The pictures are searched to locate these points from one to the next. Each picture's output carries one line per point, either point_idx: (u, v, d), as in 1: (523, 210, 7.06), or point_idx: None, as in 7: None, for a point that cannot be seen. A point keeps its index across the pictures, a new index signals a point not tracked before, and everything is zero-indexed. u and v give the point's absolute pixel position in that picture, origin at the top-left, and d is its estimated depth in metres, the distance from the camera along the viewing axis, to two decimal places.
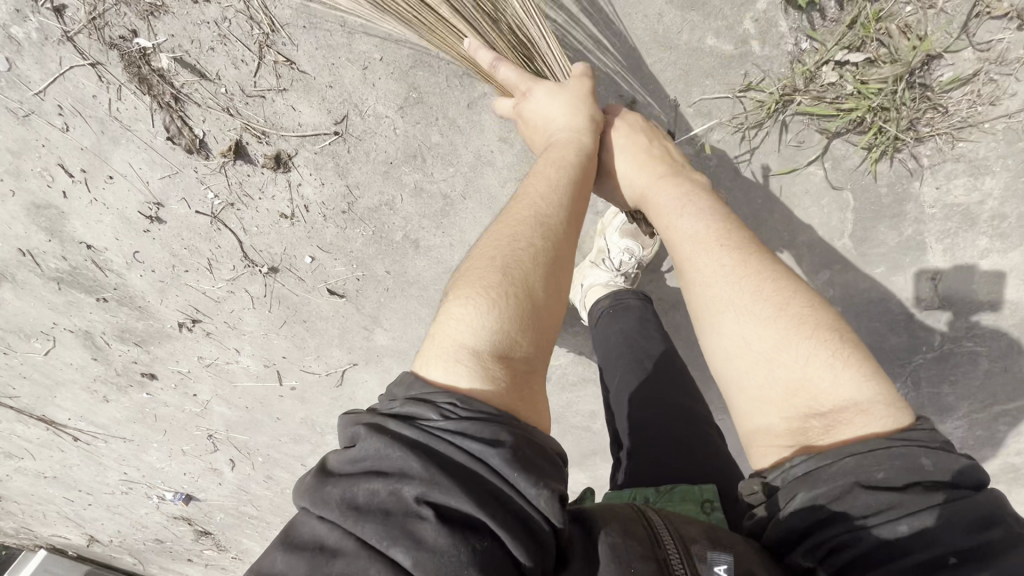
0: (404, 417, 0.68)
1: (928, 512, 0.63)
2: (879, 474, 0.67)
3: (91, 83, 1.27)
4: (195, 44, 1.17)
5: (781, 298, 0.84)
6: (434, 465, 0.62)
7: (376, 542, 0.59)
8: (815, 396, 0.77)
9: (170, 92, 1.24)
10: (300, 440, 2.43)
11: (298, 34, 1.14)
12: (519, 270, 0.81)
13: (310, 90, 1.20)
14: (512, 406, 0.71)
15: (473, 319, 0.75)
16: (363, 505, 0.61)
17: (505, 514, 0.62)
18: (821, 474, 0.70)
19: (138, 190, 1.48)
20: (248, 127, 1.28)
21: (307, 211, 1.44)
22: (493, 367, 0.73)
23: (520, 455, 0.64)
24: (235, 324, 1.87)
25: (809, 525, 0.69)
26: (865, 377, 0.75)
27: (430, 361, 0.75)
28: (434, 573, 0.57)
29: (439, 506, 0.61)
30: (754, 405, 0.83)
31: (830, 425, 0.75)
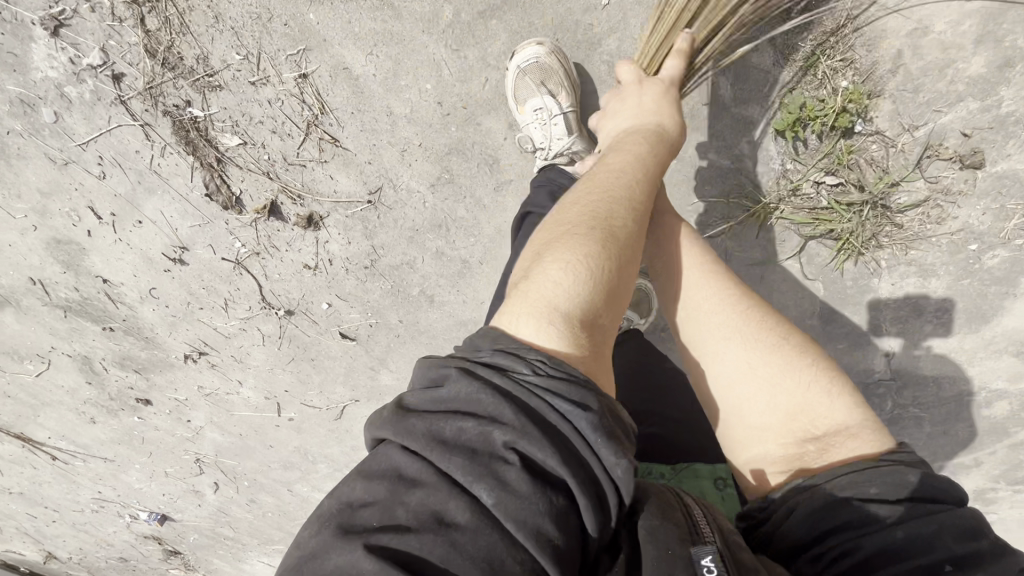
0: (492, 366, 0.70)
1: (920, 522, 0.66)
2: (871, 488, 0.71)
3: (136, 141, 1.34)
4: (246, 117, 1.26)
5: (782, 329, 0.91)
6: (526, 418, 0.64)
7: (461, 475, 0.61)
8: (813, 421, 0.83)
9: (214, 155, 1.33)
10: (290, 467, 2.47)
11: (344, 117, 1.24)
12: (618, 241, 0.82)
13: (348, 164, 1.31)
14: (586, 369, 0.73)
15: (569, 283, 0.76)
16: (450, 441, 0.64)
17: (583, 475, 0.64)
18: (819, 489, 0.75)
19: (165, 234, 1.55)
20: (286, 189, 1.37)
21: (330, 264, 1.54)
22: (580, 335, 0.75)
23: (604, 421, 0.66)
24: (241, 358, 1.93)
25: (811, 536, 0.72)
26: (857, 407, 0.83)
27: (509, 316, 0.77)
28: (513, 511, 0.60)
29: (523, 455, 0.63)
30: (752, 432, 0.88)
31: (822, 446, 0.81)
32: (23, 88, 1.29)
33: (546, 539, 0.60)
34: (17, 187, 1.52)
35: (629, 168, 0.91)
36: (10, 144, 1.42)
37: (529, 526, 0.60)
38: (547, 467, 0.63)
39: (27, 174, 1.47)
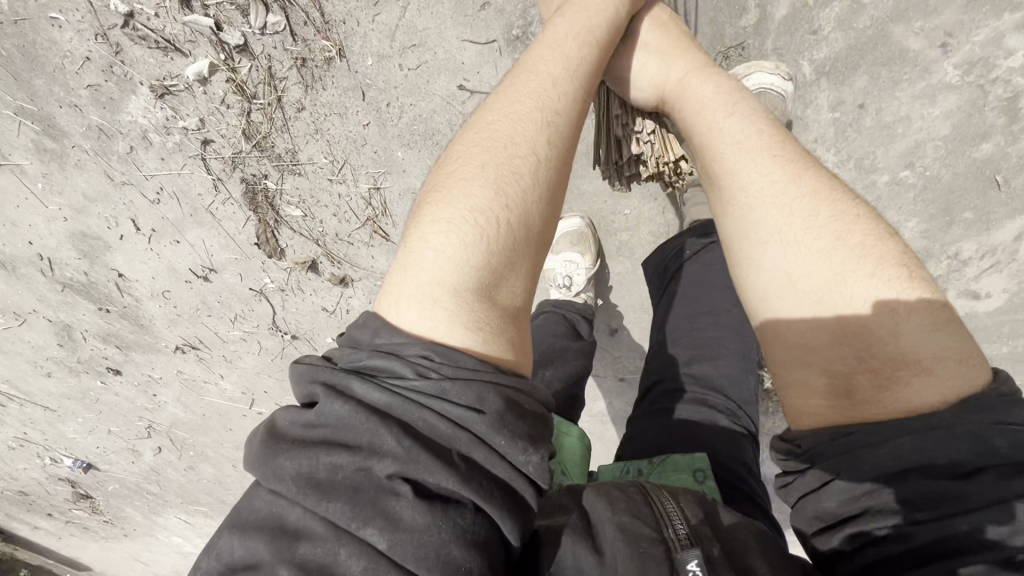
0: (370, 370, 0.64)
1: (999, 508, 0.58)
2: (940, 458, 0.61)
3: (202, 187, 1.51)
4: (312, 198, 1.46)
5: (835, 226, 0.76)
6: (409, 437, 0.59)
7: (345, 524, 0.57)
8: (876, 346, 0.69)
9: (273, 216, 1.52)
10: (243, 448, 2.65)
11: (398, 222, 1.47)
12: (513, 195, 0.76)
13: (391, 252, 1.56)
14: (485, 347, 0.68)
15: (449, 252, 0.71)
16: (322, 480, 0.58)
17: (490, 485, 0.60)
18: (870, 454, 0.65)
19: (198, 255, 1.71)
20: (329, 254, 1.61)
21: (347, 313, 1.77)
22: (475, 309, 0.69)
23: (508, 422, 0.61)
24: (232, 359, 2.10)
25: (847, 517, 0.65)
26: (934, 328, 0.68)
27: (396, 291, 0.72)
28: (410, 556, 0.56)
29: (414, 481, 0.59)
30: (791, 355, 0.76)
31: (894, 382, 0.67)
32: (106, 123, 1.41)
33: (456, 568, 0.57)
34: (58, 185, 1.60)
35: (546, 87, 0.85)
36: (69, 155, 1.52)
37: (433, 559, 0.56)
38: (443, 489, 0.59)
39: (77, 180, 1.58)
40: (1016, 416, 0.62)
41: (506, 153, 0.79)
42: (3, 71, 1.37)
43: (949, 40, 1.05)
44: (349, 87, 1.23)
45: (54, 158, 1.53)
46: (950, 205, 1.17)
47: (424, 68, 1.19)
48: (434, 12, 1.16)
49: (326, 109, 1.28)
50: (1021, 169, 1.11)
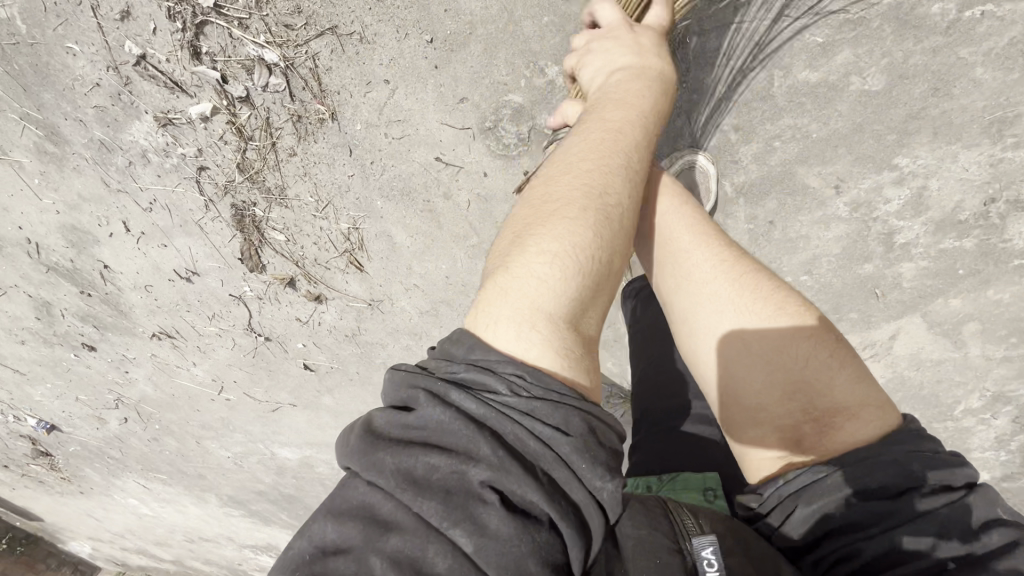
0: (465, 382, 0.70)
1: (925, 519, 0.76)
2: (872, 483, 0.81)
3: (194, 204, 1.63)
4: (296, 227, 1.60)
5: (777, 304, 1.00)
6: (503, 449, 0.65)
7: (437, 522, 0.61)
8: (812, 399, 0.93)
9: (258, 237, 1.66)
10: (208, 427, 2.79)
11: (372, 257, 1.63)
12: (617, 236, 0.86)
13: (364, 280, 1.72)
14: (575, 372, 0.75)
15: (556, 284, 0.77)
16: (420, 478, 0.63)
17: (567, 505, 0.65)
18: (821, 484, 0.85)
19: (183, 259, 1.84)
20: (307, 275, 1.76)
21: (319, 324, 1.94)
22: (568, 339, 0.76)
23: (589, 448, 0.67)
24: (205, 350, 2.24)
25: (814, 537, 0.83)
26: (856, 378, 0.92)
27: (493, 309, 0.77)
28: (493, 559, 0.60)
29: (502, 492, 0.63)
30: (751, 417, 0.99)
31: (828, 427, 0.90)
32: (109, 139, 1.52)
33: None
34: (55, 183, 1.71)
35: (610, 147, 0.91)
36: (69, 160, 1.62)
37: (513, 568, 0.60)
38: (527, 501, 0.63)
39: (74, 181, 1.68)
40: (927, 445, 0.83)
41: (604, 207, 0.85)
42: (12, 81, 1.46)
43: (845, 180, 1.25)
44: (338, 144, 1.37)
45: (53, 160, 1.63)
46: (836, 306, 1.39)
47: (406, 139, 1.34)
48: (418, 97, 1.29)
49: (315, 158, 1.42)
50: (894, 287, 1.34)
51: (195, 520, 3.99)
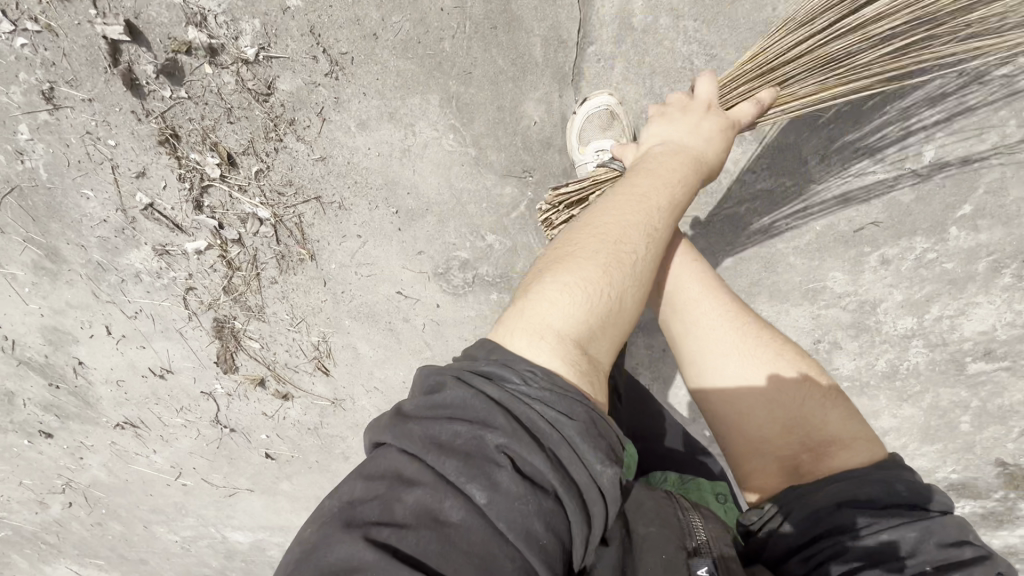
0: (488, 375, 0.78)
1: (906, 527, 0.79)
2: (855, 494, 0.86)
3: (177, 315, 1.84)
4: (270, 337, 1.83)
5: (780, 344, 1.04)
6: (516, 421, 0.73)
7: (454, 478, 0.69)
8: (809, 431, 0.97)
9: (234, 344, 1.87)
10: (158, 511, 2.81)
11: (337, 364, 1.87)
12: (620, 273, 0.86)
13: (328, 382, 1.94)
14: (591, 385, 0.82)
15: (562, 304, 0.82)
16: (443, 443, 0.72)
17: (568, 480, 0.73)
18: (809, 492, 0.90)
19: (159, 359, 2.01)
20: (277, 376, 1.96)
21: (283, 418, 2.12)
22: (576, 357, 0.82)
23: (592, 433, 0.75)
24: (168, 438, 2.35)
25: (801, 541, 0.86)
26: (849, 417, 0.96)
27: (541, 313, 0.82)
28: (503, 513, 0.67)
29: (515, 459, 0.71)
30: (753, 448, 1.00)
31: (824, 455, 0.94)
32: (107, 261, 1.73)
33: (534, 537, 0.68)
34: (45, 292, 1.88)
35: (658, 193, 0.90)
36: (64, 275, 1.81)
37: (518, 522, 0.67)
38: (535, 471, 0.71)
39: (65, 291, 1.86)
40: (909, 474, 0.86)
41: (616, 240, 0.88)
42: (23, 213, 1.67)
43: None
44: (314, 277, 1.64)
45: (49, 274, 1.82)
46: None
47: (373, 277, 1.61)
48: (384, 248, 1.53)
49: (294, 286, 1.68)
50: None
51: None
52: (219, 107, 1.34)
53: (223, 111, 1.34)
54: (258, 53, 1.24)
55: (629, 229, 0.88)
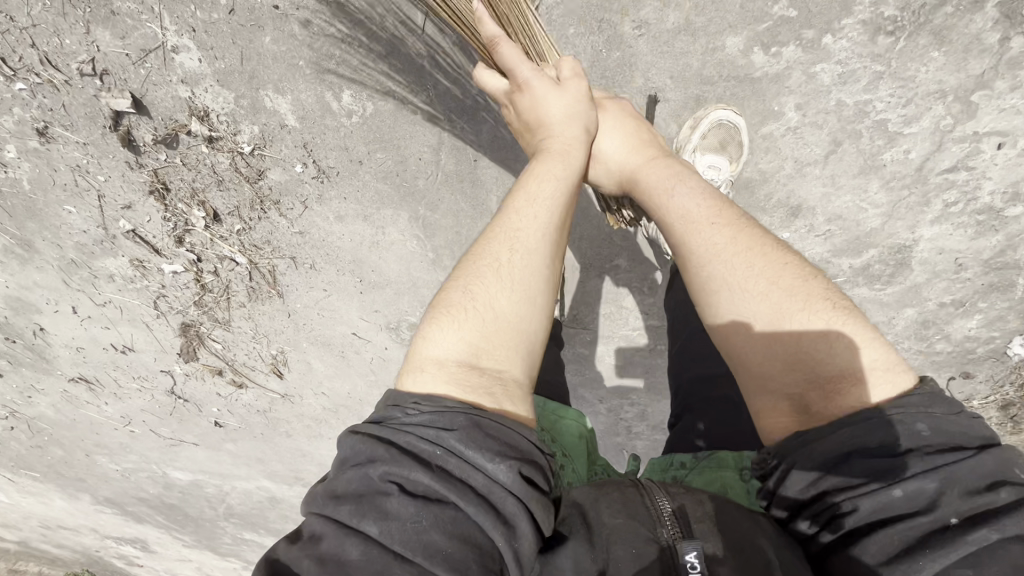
0: (375, 421, 0.71)
1: (925, 476, 0.65)
2: (871, 441, 0.69)
3: (145, 311, 2.01)
4: (233, 343, 2.06)
5: (776, 270, 0.82)
6: (397, 448, 0.67)
7: (344, 518, 0.63)
8: (819, 367, 0.75)
9: (198, 343, 2.09)
10: (103, 446, 3.05)
11: (292, 371, 2.14)
12: (506, 282, 0.81)
13: (281, 382, 2.21)
14: (496, 400, 0.74)
15: (449, 334, 0.77)
16: (338, 491, 0.65)
17: (466, 487, 0.65)
18: (811, 442, 0.72)
19: (122, 339, 2.19)
20: (235, 372, 2.21)
21: (236, 399, 2.38)
22: (465, 374, 0.75)
23: (475, 433, 0.68)
24: (121, 396, 2.56)
25: (809, 495, 0.71)
26: (861, 343, 0.75)
27: (426, 349, 0.77)
28: (399, 538, 0.61)
29: (401, 483, 0.65)
30: (757, 388, 0.81)
31: (835, 395, 0.74)
32: (83, 260, 1.87)
33: (439, 553, 0.61)
34: (13, 271, 1.99)
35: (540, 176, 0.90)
36: (35, 262, 1.93)
37: (416, 544, 0.61)
38: (425, 488, 0.65)
39: (34, 273, 1.98)
40: (940, 409, 0.69)
41: (503, 245, 0.83)
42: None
43: None
44: (279, 309, 1.87)
45: (19, 258, 1.93)
46: None
47: (332, 319, 1.86)
48: (345, 301, 1.78)
49: (260, 312, 1.91)
50: None
51: (58, 514, 4.06)
52: (209, 177, 1.50)
53: (213, 181, 1.50)
54: (255, 150, 1.40)
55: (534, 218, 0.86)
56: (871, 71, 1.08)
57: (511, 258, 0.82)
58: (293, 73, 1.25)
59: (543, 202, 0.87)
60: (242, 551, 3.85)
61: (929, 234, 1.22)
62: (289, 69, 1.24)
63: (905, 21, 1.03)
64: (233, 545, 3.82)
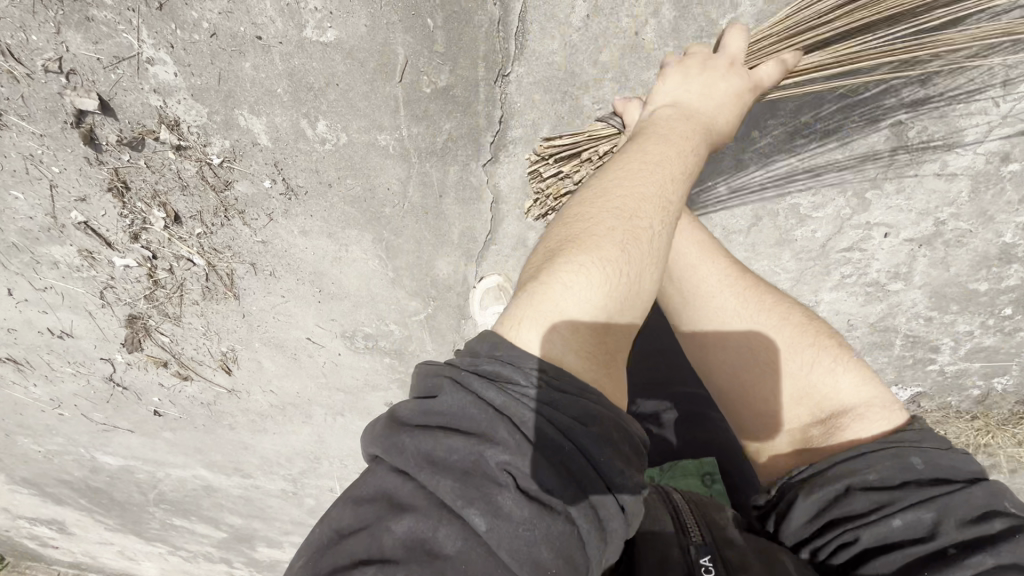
0: (486, 375, 0.71)
1: (922, 507, 0.79)
2: (871, 476, 0.86)
3: (90, 300, 1.97)
4: (182, 337, 2.06)
5: (784, 315, 1.11)
6: (521, 433, 0.66)
7: (451, 500, 0.62)
8: (825, 402, 1.02)
9: (145, 334, 2.07)
10: (26, 427, 2.92)
11: (241, 368, 2.16)
12: (636, 264, 0.83)
13: (229, 377, 2.22)
14: (602, 376, 0.78)
15: (578, 293, 0.79)
16: (439, 459, 0.64)
17: (584, 498, 0.65)
18: (820, 480, 0.90)
19: (60, 324, 2.13)
20: (181, 365, 2.20)
21: (179, 390, 2.37)
22: (587, 338, 0.78)
23: (604, 439, 0.68)
24: (52, 379, 2.47)
25: (818, 528, 0.86)
26: (858, 381, 1.02)
27: (550, 299, 0.78)
28: (506, 539, 0.61)
29: (517, 475, 0.64)
30: (761, 419, 1.07)
31: (838, 424, 0.99)
32: (26, 244, 1.82)
33: (541, 566, 0.61)
34: None
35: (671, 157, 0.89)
36: None
37: (523, 551, 0.61)
38: (542, 485, 0.64)
39: None
40: (933, 446, 0.87)
41: (631, 217, 0.85)
42: None
43: None
44: (233, 310, 1.89)
45: None
46: None
47: (287, 324, 1.90)
48: (302, 308, 1.83)
49: (213, 311, 1.92)
50: None
51: None
52: (173, 181, 1.51)
53: (178, 185, 1.52)
54: (223, 162, 1.44)
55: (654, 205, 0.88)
56: (787, 163, 1.21)
57: (643, 245, 0.85)
58: (270, 98, 1.28)
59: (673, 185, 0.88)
60: (170, 535, 3.78)
61: (827, 298, 1.42)
62: (265, 94, 1.28)
63: (817, 126, 1.16)
64: (161, 530, 3.75)
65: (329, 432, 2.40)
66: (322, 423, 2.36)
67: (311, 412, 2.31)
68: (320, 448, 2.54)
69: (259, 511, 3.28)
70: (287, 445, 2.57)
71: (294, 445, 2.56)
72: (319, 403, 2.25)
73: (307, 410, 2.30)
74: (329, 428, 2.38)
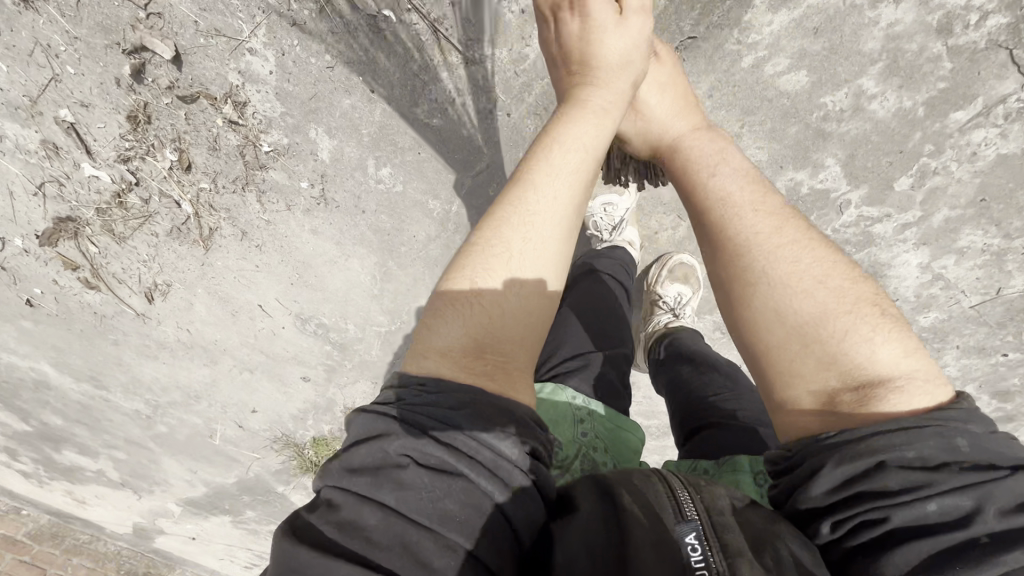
0: (386, 400, 0.74)
1: (962, 494, 0.65)
2: (909, 453, 0.68)
3: (22, 182, 1.78)
4: (114, 254, 1.95)
5: (822, 271, 0.86)
6: (410, 423, 0.70)
7: (363, 488, 0.65)
8: (855, 372, 0.77)
9: (69, 236, 1.90)
10: None
11: (163, 302, 2.06)
12: (510, 259, 0.82)
13: (144, 305, 2.08)
14: (500, 387, 0.75)
15: (465, 310, 0.79)
16: (356, 464, 0.67)
17: (467, 458, 0.68)
18: (852, 449, 0.70)
19: None
20: (91, 276, 2.00)
21: (76, 292, 2.21)
22: (472, 363, 0.76)
23: (480, 413, 0.70)
24: None
25: (839, 501, 0.70)
26: (905, 354, 0.78)
27: (436, 335, 0.78)
28: (417, 506, 0.65)
29: (416, 455, 0.68)
30: (783, 381, 0.82)
31: (866, 399, 0.75)
32: None
33: (451, 517, 0.65)
34: None
35: (583, 125, 0.94)
36: None
37: (439, 514, 0.65)
38: (435, 459, 0.67)
39: None
40: (974, 425, 0.71)
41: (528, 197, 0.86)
42: None
43: None
44: (193, 255, 1.88)
45: None
46: None
47: (243, 287, 1.94)
48: (269, 281, 1.90)
49: (169, 249, 1.88)
50: None
51: None
52: (205, 139, 1.53)
53: (205, 142, 1.53)
54: (271, 153, 1.52)
55: (571, 182, 0.89)
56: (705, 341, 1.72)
57: (534, 236, 0.84)
58: (351, 131, 1.47)
59: (566, 158, 0.90)
60: None
61: None
62: (348, 125, 1.47)
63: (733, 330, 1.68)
64: None
65: (224, 383, 2.40)
66: (222, 371, 2.36)
67: (217, 360, 2.33)
68: (202, 395, 2.47)
69: (71, 441, 2.86)
70: (164, 379, 2.45)
71: (173, 383, 2.46)
72: (231, 358, 2.21)
73: (214, 358, 2.32)
74: (227, 378, 2.38)
